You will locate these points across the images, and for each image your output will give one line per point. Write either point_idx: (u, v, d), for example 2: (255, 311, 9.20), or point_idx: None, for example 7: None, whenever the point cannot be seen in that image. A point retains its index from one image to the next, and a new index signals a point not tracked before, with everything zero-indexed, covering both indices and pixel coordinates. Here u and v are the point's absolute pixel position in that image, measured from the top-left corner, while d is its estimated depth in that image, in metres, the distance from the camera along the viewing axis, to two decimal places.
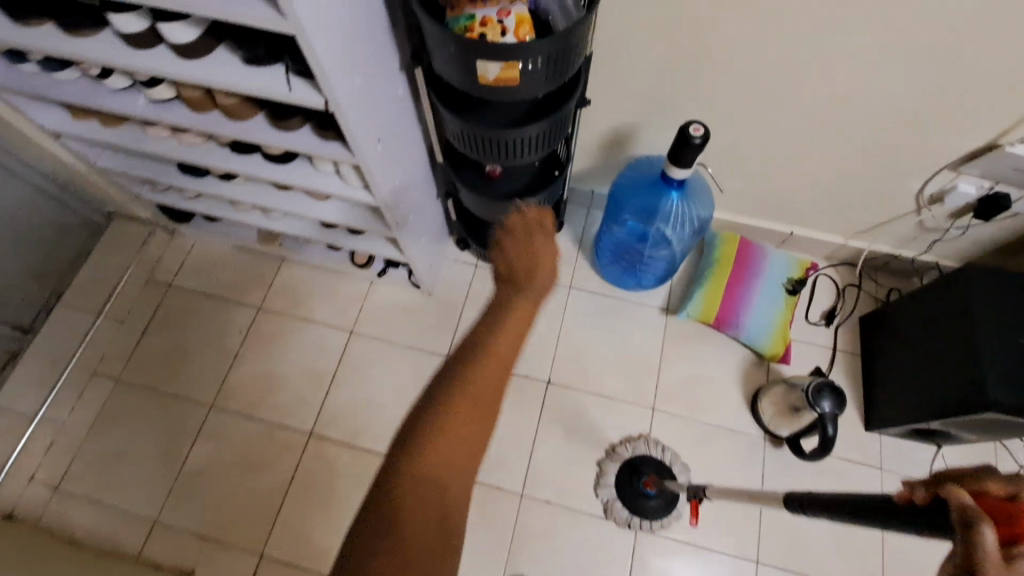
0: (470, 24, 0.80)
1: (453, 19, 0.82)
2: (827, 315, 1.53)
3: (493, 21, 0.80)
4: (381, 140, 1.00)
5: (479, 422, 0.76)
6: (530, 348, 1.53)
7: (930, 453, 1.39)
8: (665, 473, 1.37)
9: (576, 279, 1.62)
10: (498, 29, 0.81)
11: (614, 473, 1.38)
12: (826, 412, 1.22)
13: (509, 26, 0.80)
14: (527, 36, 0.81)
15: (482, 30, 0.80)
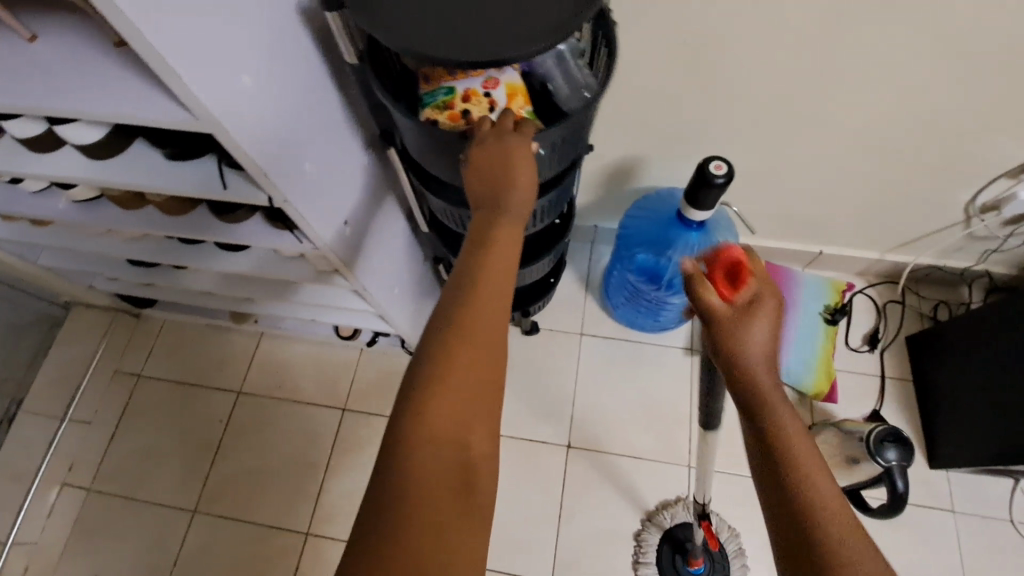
0: (449, 99, 0.69)
1: (429, 93, 0.70)
2: (869, 340, 1.37)
3: (478, 93, 0.69)
4: (349, 222, 0.87)
5: (490, 362, 0.53)
6: (545, 409, 1.37)
7: (1006, 488, 1.23)
8: (712, 544, 1.20)
9: (587, 325, 1.46)
10: (483, 105, 0.69)
11: (653, 547, 1.23)
12: (892, 465, 1.05)
13: (498, 99, 0.69)
14: (521, 110, 0.69)
15: (465, 105, 0.69)
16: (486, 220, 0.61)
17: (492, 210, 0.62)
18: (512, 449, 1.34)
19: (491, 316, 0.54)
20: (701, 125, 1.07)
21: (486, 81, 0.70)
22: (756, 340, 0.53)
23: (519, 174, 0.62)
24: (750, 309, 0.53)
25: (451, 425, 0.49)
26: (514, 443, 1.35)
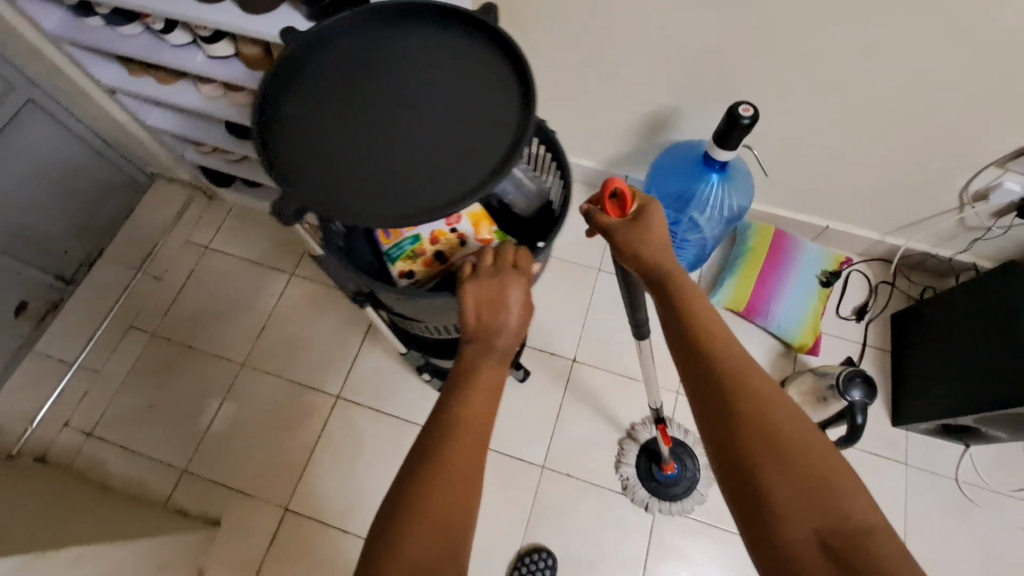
0: (420, 245, 0.93)
1: (399, 245, 0.94)
2: (858, 311, 1.52)
3: (443, 233, 0.93)
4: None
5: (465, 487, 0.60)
6: (559, 327, 1.55)
7: (958, 452, 1.38)
8: (686, 455, 1.36)
9: (605, 262, 1.62)
10: (453, 239, 0.93)
11: (634, 453, 1.39)
12: (855, 401, 1.21)
13: (464, 231, 0.92)
14: (486, 233, 0.93)
15: (436, 246, 0.93)
16: (478, 353, 0.72)
17: (484, 342, 0.73)
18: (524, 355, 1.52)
19: (471, 439, 0.63)
20: (735, 84, 1.22)
21: (447, 221, 0.92)
22: (642, 239, 0.73)
23: (512, 303, 0.74)
24: (639, 215, 0.74)
25: (426, 554, 0.56)
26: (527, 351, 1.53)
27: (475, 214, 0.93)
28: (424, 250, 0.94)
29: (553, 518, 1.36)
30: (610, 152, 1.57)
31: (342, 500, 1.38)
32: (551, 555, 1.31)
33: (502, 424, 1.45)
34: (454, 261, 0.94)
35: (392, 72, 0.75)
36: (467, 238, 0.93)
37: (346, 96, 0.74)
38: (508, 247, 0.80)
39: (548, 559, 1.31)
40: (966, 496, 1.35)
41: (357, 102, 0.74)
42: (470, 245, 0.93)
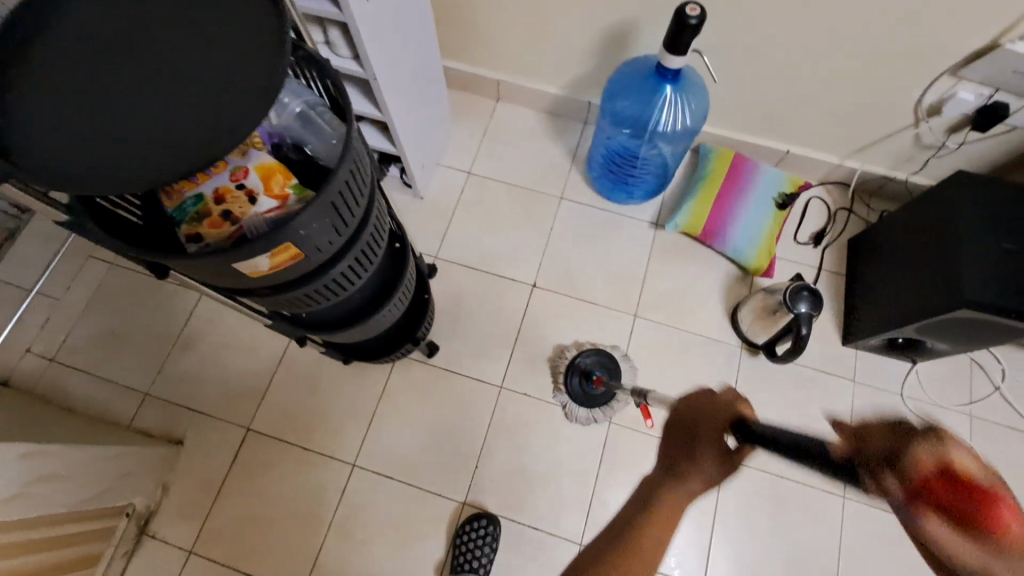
0: (202, 207, 0.61)
1: (177, 210, 0.62)
2: (815, 236, 1.54)
3: (230, 190, 0.61)
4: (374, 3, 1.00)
5: None
6: (519, 253, 1.56)
7: (904, 368, 1.41)
8: (609, 364, 1.40)
9: (568, 190, 1.62)
10: (241, 197, 0.61)
11: (564, 379, 1.41)
12: (801, 314, 1.24)
13: (254, 187, 0.61)
14: (284, 187, 0.62)
15: (221, 208, 0.61)
16: None
17: None
18: (483, 281, 1.53)
19: None
20: None
21: (232, 174, 0.61)
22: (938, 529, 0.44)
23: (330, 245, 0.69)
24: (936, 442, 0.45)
25: None
26: (488, 277, 1.53)
27: (265, 166, 0.63)
28: (209, 211, 0.61)
29: (510, 435, 1.39)
30: (573, 76, 1.54)
31: (301, 421, 1.40)
32: (491, 522, 1.29)
33: (460, 347, 1.47)
34: (246, 228, 0.61)
35: (85, 62, 0.56)
36: (260, 197, 0.61)
37: (74, 138, 0.54)
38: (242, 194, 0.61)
39: (487, 527, 1.28)
40: (909, 409, 1.39)
41: (78, 108, 0.54)
42: (262, 205, 0.61)
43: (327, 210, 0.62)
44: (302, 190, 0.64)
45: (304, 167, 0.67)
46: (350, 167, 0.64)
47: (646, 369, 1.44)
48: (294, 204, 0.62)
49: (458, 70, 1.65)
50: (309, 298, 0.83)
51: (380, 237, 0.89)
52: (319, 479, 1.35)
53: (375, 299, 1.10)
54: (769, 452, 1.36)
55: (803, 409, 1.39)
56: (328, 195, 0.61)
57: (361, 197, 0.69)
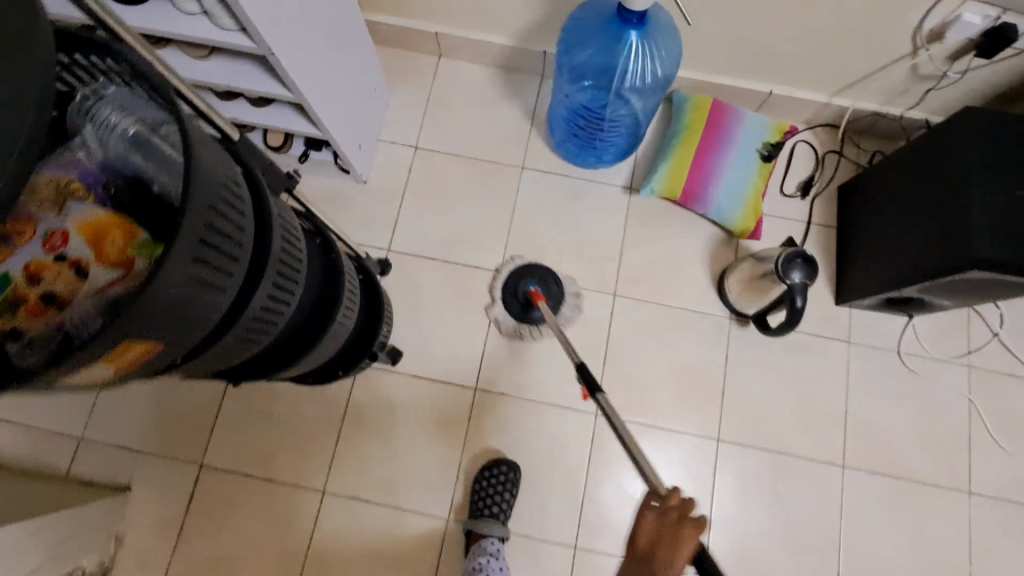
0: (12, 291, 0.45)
1: None
2: (803, 187, 1.40)
3: (49, 262, 0.45)
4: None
5: None
6: (482, 237, 1.39)
7: (901, 324, 1.33)
8: (550, 279, 1.34)
9: (530, 158, 1.44)
10: (65, 271, 0.45)
11: (501, 303, 1.33)
12: (795, 284, 1.12)
13: (82, 253, 0.45)
14: (123, 246, 0.46)
15: (38, 287, 0.45)
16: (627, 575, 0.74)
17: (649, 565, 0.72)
18: (444, 272, 1.37)
19: None
20: None
21: (51, 241, 0.46)
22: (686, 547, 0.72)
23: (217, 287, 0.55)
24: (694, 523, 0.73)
25: None
26: (450, 267, 1.37)
27: (89, 220, 0.46)
28: (25, 295, 0.45)
29: (490, 440, 1.28)
30: (522, 23, 1.32)
31: (260, 450, 1.27)
32: (513, 469, 1.24)
33: (427, 348, 1.33)
34: (74, 312, 0.44)
35: None
36: (92, 267, 0.45)
37: None
38: (63, 265, 0.45)
39: (508, 474, 1.23)
40: (906, 367, 1.32)
41: None
42: (96, 277, 0.45)
43: (192, 257, 0.48)
44: (150, 245, 0.47)
45: (144, 203, 0.49)
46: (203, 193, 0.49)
47: (631, 352, 1.33)
48: (139, 266, 0.46)
49: (389, 25, 1.41)
50: (233, 347, 0.68)
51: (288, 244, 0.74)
52: (287, 511, 1.24)
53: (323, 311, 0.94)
54: (764, 428, 1.28)
55: (798, 378, 1.31)
56: (187, 238, 0.47)
57: (232, 223, 0.55)
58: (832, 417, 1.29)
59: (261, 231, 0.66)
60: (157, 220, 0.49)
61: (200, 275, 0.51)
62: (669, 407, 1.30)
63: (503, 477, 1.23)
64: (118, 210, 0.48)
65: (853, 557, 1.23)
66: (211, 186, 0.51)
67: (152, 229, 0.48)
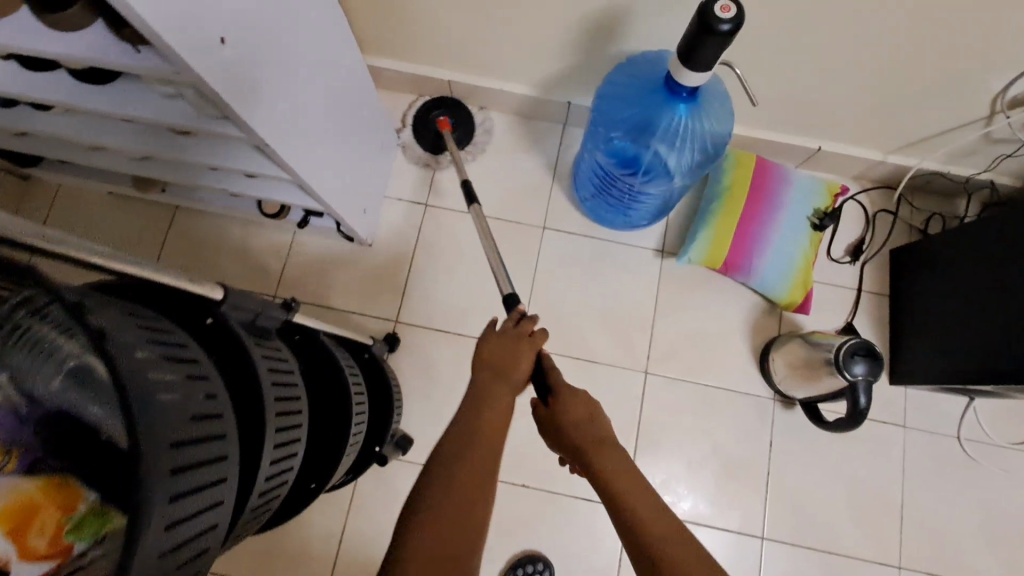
0: None
1: None
2: (852, 252, 1.28)
3: None
4: (228, 41, 0.65)
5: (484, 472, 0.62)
6: (500, 306, 1.26)
7: (962, 406, 1.21)
8: (460, 112, 1.31)
9: (552, 218, 1.31)
10: None
11: (411, 131, 1.33)
12: (856, 378, 1.00)
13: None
14: (52, 535, 0.38)
15: None
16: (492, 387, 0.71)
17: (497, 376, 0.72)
18: (459, 347, 1.25)
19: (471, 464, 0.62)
20: None
21: None
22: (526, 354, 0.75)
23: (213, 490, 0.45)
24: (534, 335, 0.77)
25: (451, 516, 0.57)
26: (465, 340, 1.25)
27: (6, 503, 0.38)
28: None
29: (510, 540, 1.16)
30: (546, 73, 1.18)
31: (257, 550, 1.15)
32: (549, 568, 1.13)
33: (440, 434, 1.21)
34: None
35: None
36: (12, 565, 0.37)
37: None
38: None
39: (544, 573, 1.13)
40: (969, 455, 1.19)
41: None
42: None
43: (172, 470, 0.39)
44: (99, 515, 0.38)
45: (88, 446, 0.39)
46: (153, 390, 0.39)
47: (664, 437, 1.21)
48: (82, 552, 0.38)
49: (394, 71, 1.27)
50: (260, 516, 0.55)
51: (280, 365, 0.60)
52: None
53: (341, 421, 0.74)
54: (813, 524, 1.16)
55: (849, 467, 1.19)
56: (156, 453, 0.38)
57: (202, 397, 0.44)
58: (888, 512, 1.17)
59: (245, 374, 0.53)
60: (109, 462, 0.39)
61: (192, 487, 0.41)
62: (708, 499, 1.18)
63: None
64: (53, 473, 0.39)
65: None
66: (158, 375, 0.41)
67: (97, 483, 0.39)
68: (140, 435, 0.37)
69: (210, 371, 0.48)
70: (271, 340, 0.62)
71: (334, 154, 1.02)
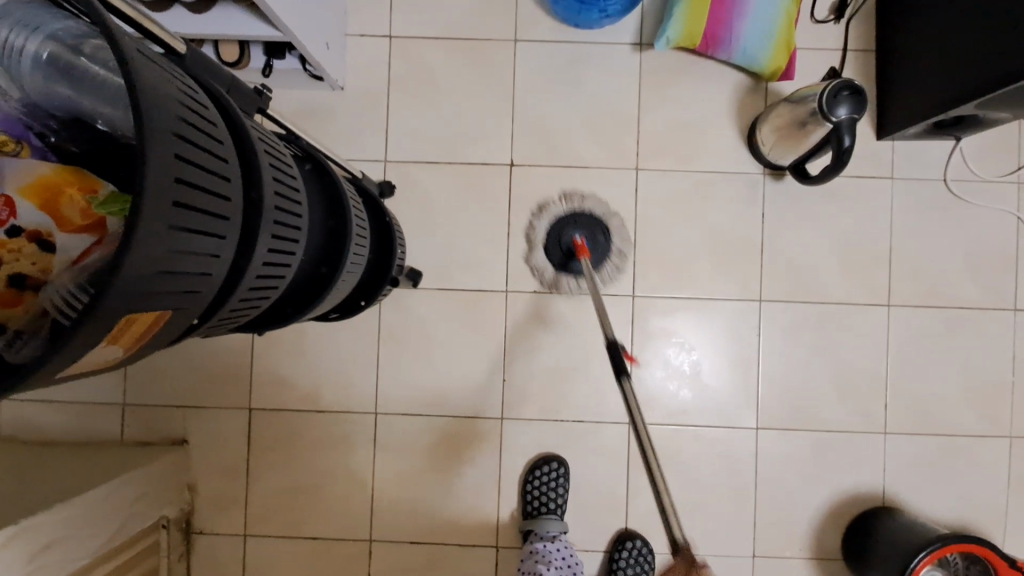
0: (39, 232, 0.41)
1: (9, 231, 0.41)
2: (837, 9, 1.22)
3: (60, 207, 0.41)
4: None
5: None
6: (485, 129, 1.26)
7: (948, 149, 1.24)
8: (597, 229, 1.22)
9: (521, 28, 1.25)
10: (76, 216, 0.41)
11: (544, 232, 1.22)
12: (842, 121, 1.01)
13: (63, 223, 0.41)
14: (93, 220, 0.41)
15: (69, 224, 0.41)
16: None
17: None
18: (450, 175, 1.26)
19: None
20: None
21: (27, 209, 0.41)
22: None
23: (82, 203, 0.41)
24: None
25: None
26: (455, 168, 1.26)
27: (32, 181, 0.42)
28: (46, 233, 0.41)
29: (529, 341, 1.24)
30: None
31: (303, 385, 1.25)
32: (563, 465, 1.22)
33: (449, 259, 1.25)
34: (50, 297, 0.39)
35: None
36: (58, 234, 0.41)
37: None
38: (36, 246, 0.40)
39: (559, 470, 1.21)
40: (955, 194, 1.24)
41: None
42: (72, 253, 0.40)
43: (179, 179, 0.37)
44: (112, 199, 0.41)
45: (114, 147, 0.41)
46: (161, 97, 0.37)
47: (662, 228, 1.25)
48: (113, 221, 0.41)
49: None
50: (265, 285, 0.57)
51: (284, 180, 0.60)
52: (346, 438, 1.24)
53: (326, 257, 0.80)
54: (807, 281, 1.24)
55: (840, 224, 1.24)
56: (159, 190, 0.35)
57: (209, 130, 0.43)
58: (876, 260, 1.24)
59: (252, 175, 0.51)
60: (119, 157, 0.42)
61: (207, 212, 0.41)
62: (710, 278, 1.25)
63: (555, 474, 1.20)
64: (70, 162, 0.43)
65: (903, 390, 1.24)
66: (170, 103, 0.38)
67: (115, 178, 0.42)
68: (146, 127, 0.35)
69: (224, 142, 0.46)
70: (255, 122, 0.61)
71: None
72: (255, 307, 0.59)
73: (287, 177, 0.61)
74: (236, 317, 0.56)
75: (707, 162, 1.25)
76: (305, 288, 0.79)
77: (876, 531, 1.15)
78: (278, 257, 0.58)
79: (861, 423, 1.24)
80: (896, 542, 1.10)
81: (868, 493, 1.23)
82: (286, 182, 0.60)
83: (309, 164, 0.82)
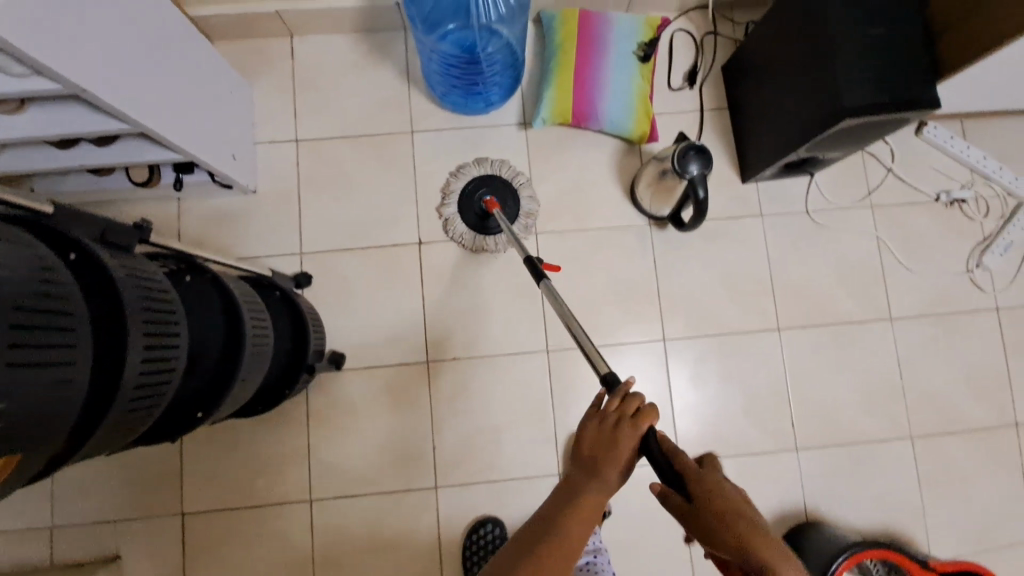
0: None
1: None
2: (689, 77, 1.40)
3: None
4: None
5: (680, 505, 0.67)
6: (393, 213, 1.36)
7: (806, 184, 1.40)
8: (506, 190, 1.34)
9: (417, 120, 1.38)
10: None
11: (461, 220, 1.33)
12: (695, 176, 1.14)
13: None
14: None
15: None
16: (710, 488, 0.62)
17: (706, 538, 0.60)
18: (363, 259, 1.34)
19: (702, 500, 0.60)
20: None
21: None
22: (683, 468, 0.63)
23: None
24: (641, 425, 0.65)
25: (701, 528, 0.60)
26: (368, 252, 1.34)
27: None
28: None
29: (455, 406, 1.30)
30: None
31: (235, 482, 1.25)
32: (499, 525, 1.25)
33: (370, 337, 1.31)
34: None
35: None
36: None
37: None
38: None
39: (495, 531, 1.24)
40: (818, 222, 1.39)
41: None
42: None
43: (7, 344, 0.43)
44: None
45: None
46: None
47: (566, 284, 1.35)
48: None
49: (221, 16, 1.27)
50: (143, 401, 0.62)
51: (158, 303, 0.66)
52: (282, 529, 1.25)
53: (225, 359, 0.85)
54: (704, 316, 1.35)
55: (724, 261, 1.37)
56: None
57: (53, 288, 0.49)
58: (761, 290, 1.36)
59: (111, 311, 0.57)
60: None
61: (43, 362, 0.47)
62: (617, 325, 1.34)
63: (491, 536, 1.23)
64: None
65: (808, 405, 1.33)
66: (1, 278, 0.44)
67: None
68: None
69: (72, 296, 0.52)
70: (130, 254, 0.68)
71: (182, 103, 1.05)
72: (139, 422, 0.64)
73: (163, 299, 0.68)
74: (118, 436, 0.61)
75: (597, 219, 1.37)
76: (207, 390, 0.84)
77: (801, 545, 1.20)
78: (155, 375, 0.63)
79: (774, 441, 1.32)
80: (816, 554, 1.15)
81: (792, 509, 1.29)
82: (160, 304, 0.66)
83: (205, 274, 0.89)
